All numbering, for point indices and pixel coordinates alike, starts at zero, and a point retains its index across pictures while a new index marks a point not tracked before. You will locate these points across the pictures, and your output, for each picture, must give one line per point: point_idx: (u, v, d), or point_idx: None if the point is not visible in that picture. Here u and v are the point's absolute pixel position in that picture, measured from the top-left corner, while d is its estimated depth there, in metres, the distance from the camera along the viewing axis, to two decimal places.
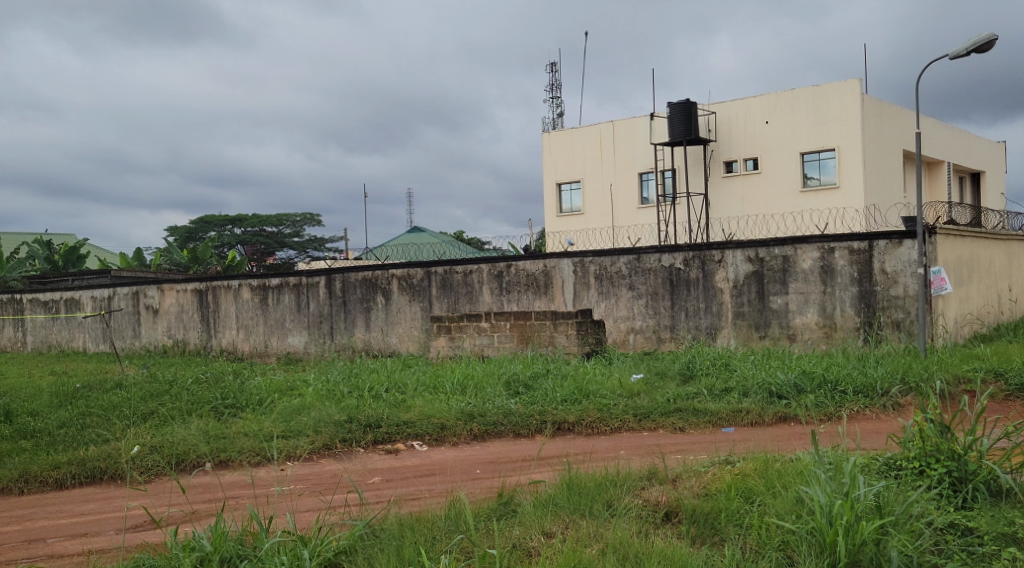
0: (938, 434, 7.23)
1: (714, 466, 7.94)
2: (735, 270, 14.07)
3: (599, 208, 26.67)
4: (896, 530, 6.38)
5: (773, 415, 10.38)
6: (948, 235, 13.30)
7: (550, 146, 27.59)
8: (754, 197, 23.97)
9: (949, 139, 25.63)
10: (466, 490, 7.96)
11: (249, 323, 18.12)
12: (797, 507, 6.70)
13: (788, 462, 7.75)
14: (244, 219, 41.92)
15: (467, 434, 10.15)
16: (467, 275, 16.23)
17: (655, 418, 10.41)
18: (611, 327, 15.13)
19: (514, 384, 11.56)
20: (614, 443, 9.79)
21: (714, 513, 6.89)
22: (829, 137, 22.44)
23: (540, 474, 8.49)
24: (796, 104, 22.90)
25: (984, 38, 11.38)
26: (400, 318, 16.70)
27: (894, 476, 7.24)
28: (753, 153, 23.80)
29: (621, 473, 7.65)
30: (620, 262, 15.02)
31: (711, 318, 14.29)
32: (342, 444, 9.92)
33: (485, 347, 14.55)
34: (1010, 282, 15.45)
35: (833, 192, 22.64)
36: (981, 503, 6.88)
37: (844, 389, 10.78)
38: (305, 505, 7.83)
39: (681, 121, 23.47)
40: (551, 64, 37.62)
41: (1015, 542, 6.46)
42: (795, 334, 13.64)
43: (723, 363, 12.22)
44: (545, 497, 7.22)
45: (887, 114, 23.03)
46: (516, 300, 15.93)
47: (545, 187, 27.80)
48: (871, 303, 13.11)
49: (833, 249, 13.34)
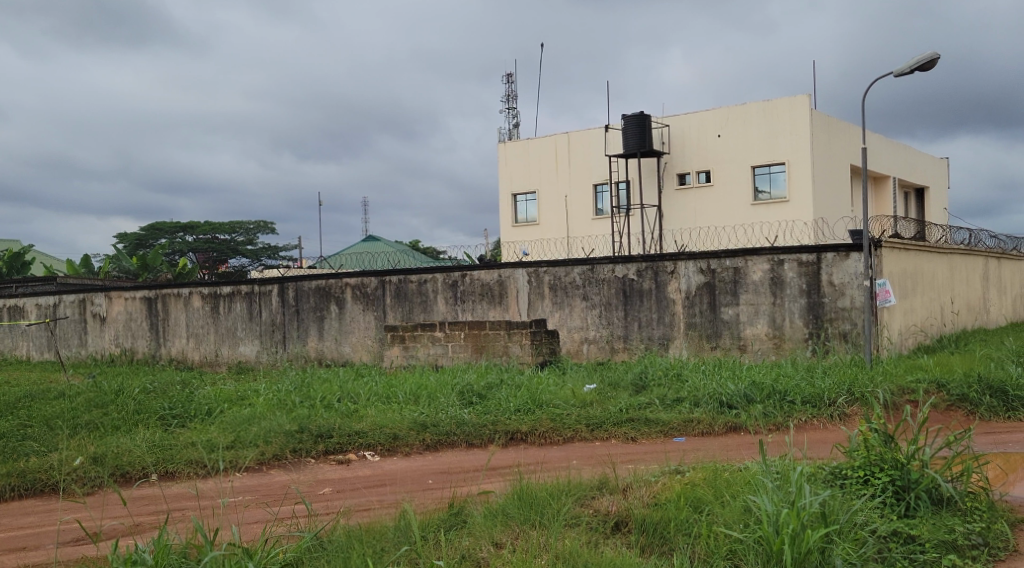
0: (882, 443, 7.40)
1: (663, 476, 8.01)
2: (687, 280, 14.24)
3: (554, 218, 26.79)
4: (841, 539, 6.49)
5: (723, 425, 10.51)
6: (893, 249, 13.57)
7: (506, 156, 27.68)
8: (706, 209, 24.25)
9: (895, 155, 26.19)
10: (417, 500, 7.95)
11: (200, 331, 17.91)
12: (745, 516, 6.80)
13: (737, 471, 7.86)
14: (196, 226, 41.36)
15: (420, 444, 10.14)
16: (422, 284, 16.21)
17: (608, 427, 10.48)
18: (566, 337, 15.21)
19: (467, 394, 11.56)
20: (566, 453, 9.86)
21: (663, 522, 6.95)
22: (780, 151, 22.81)
23: (490, 484, 8.49)
24: (748, 119, 23.26)
25: (927, 57, 11.66)
26: (354, 327, 16.61)
27: (839, 485, 7.35)
28: (705, 166, 24.10)
29: (572, 482, 7.71)
30: (574, 272, 15.11)
31: (664, 328, 14.42)
32: (292, 454, 9.84)
33: (439, 356, 14.54)
34: (953, 295, 15.81)
35: (783, 205, 22.99)
36: (923, 511, 7.03)
37: (793, 399, 10.94)
38: (252, 517, 7.77)
39: (635, 133, 23.72)
40: (506, 76, 37.84)
41: (955, 551, 6.65)
42: (745, 345, 13.83)
43: (675, 373, 12.33)
44: (495, 506, 7.24)
45: (836, 129, 23.47)
46: (470, 310, 15.95)
47: (501, 197, 27.86)
48: (819, 314, 13.33)
49: (783, 260, 13.56)
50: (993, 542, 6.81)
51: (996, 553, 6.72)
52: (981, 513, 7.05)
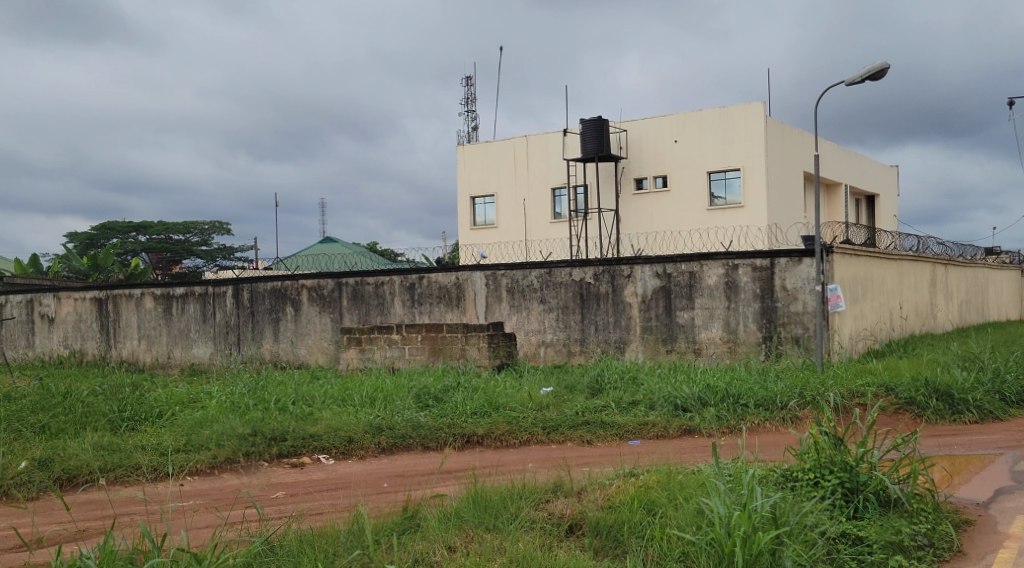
0: (832, 446, 7.52)
1: (617, 479, 8.06)
2: (643, 284, 14.34)
3: (512, 221, 26.83)
4: (791, 540, 6.56)
5: (678, 428, 10.61)
6: (844, 254, 13.80)
7: (464, 158, 27.67)
8: (662, 214, 24.45)
9: (846, 162, 26.64)
10: (372, 504, 7.91)
11: (152, 333, 17.67)
12: (698, 519, 6.86)
13: (690, 474, 7.93)
14: (150, 226, 40.81)
15: (375, 447, 10.10)
16: (379, 286, 16.14)
17: (564, 430, 10.52)
18: (523, 340, 15.24)
19: (423, 397, 11.53)
20: (521, 455, 9.89)
21: (617, 525, 7.00)
22: (735, 157, 23.09)
23: (445, 488, 8.47)
24: (704, 124, 23.50)
25: (877, 66, 11.88)
26: (309, 329, 16.49)
27: (790, 487, 7.45)
28: (662, 171, 24.29)
29: (527, 486, 7.72)
30: (531, 276, 15.15)
31: (620, 331, 14.51)
32: (245, 457, 9.74)
33: (395, 359, 14.49)
34: (901, 301, 16.12)
35: (738, 210, 23.26)
36: (871, 513, 7.15)
37: (746, 402, 11.06)
38: (203, 522, 7.68)
39: (593, 137, 23.86)
40: (466, 78, 37.84)
41: (902, 551, 6.78)
42: (700, 348, 13.97)
43: (631, 377, 12.40)
44: (449, 510, 7.24)
45: (789, 136, 23.81)
46: (427, 313, 15.92)
47: (459, 199, 27.83)
48: (772, 319, 13.50)
49: (737, 265, 13.72)
50: (938, 543, 6.93)
51: (941, 554, 6.82)
52: (927, 514, 7.22)
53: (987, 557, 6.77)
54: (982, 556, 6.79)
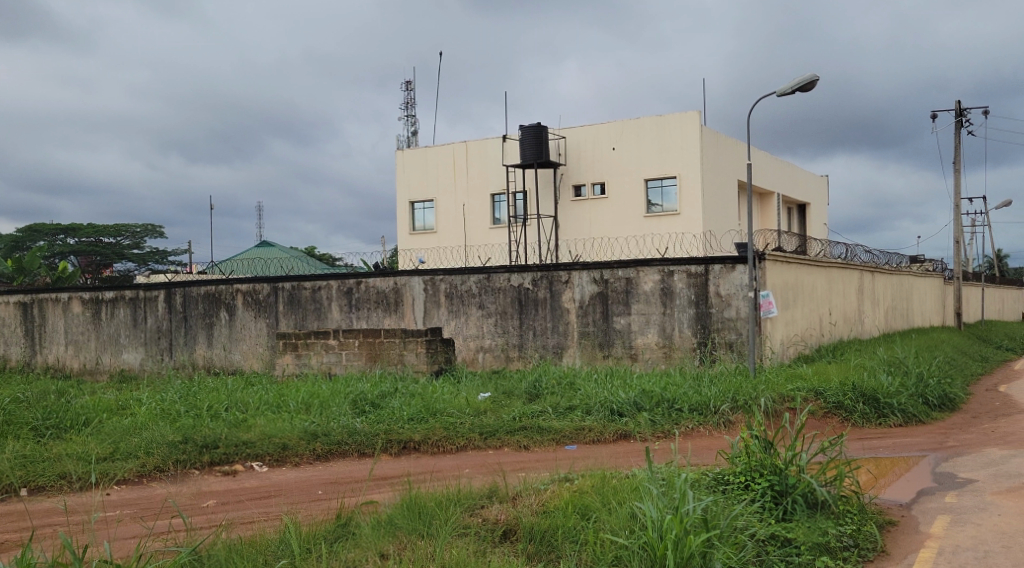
0: (762, 449, 7.68)
1: (553, 484, 8.11)
2: (581, 290, 14.46)
3: (451, 226, 26.80)
4: (721, 543, 6.67)
5: (614, 433, 10.70)
6: (775, 262, 14.08)
7: (403, 164, 27.58)
8: (600, 220, 24.64)
9: (778, 171, 27.19)
10: (304, 512, 7.84)
11: (80, 338, 17.27)
12: (630, 523, 6.93)
13: (624, 478, 8.02)
14: (79, 229, 39.86)
15: (310, 454, 10.01)
16: (315, 291, 16.00)
17: (501, 436, 10.54)
18: (461, 345, 15.23)
19: (360, 403, 11.45)
20: (458, 461, 9.89)
21: (552, 530, 7.05)
22: (671, 165, 23.41)
23: (379, 495, 8.43)
24: (641, 132, 23.80)
25: (806, 78, 12.18)
26: (244, 334, 16.27)
27: (721, 490, 7.58)
28: (600, 178, 24.51)
29: (462, 492, 7.73)
30: (470, 281, 15.15)
31: (558, 337, 14.60)
32: (175, 466, 9.58)
33: (332, 365, 14.38)
34: (830, 307, 16.49)
35: (674, 217, 23.57)
36: (800, 515, 7.29)
37: (680, 407, 11.23)
38: (127, 533, 7.54)
39: (532, 144, 23.96)
40: (406, 83, 37.76)
41: (828, 552, 6.95)
42: (636, 353, 14.12)
43: (568, 383, 12.48)
44: (383, 516, 7.21)
45: (724, 145, 24.22)
46: (365, 318, 15.82)
47: (398, 204, 27.71)
48: (706, 324, 13.71)
49: (673, 272, 13.91)
50: (863, 543, 7.11)
51: (864, 554, 7.00)
52: (852, 516, 7.41)
53: (909, 556, 6.94)
54: (904, 556, 6.96)
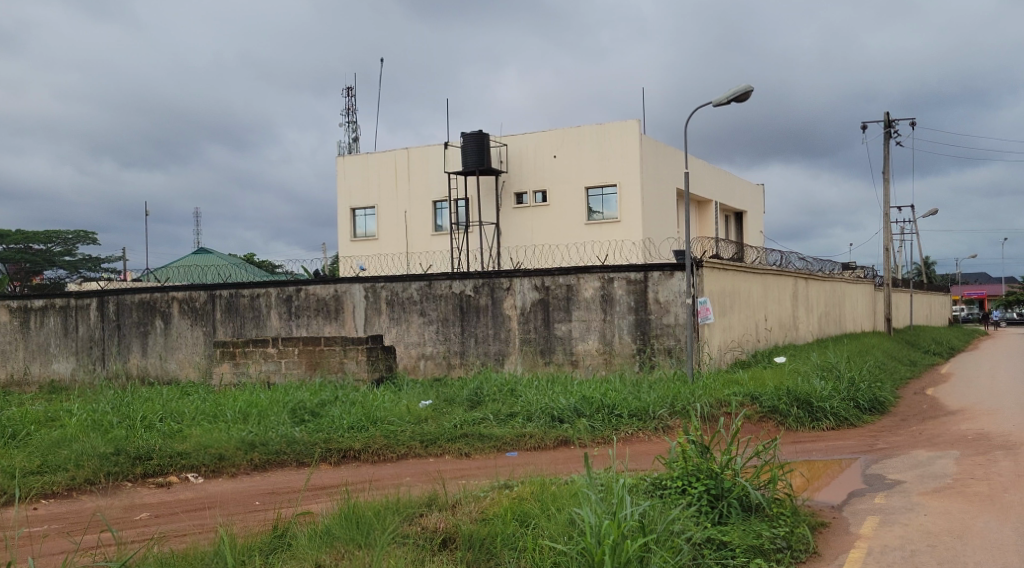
0: (699, 454, 7.79)
1: (492, 491, 8.12)
2: (522, 297, 14.49)
3: (392, 233, 26.68)
4: (658, 548, 6.73)
5: (554, 439, 10.76)
6: (713, 269, 14.30)
7: (344, 170, 27.38)
8: (542, 227, 24.72)
9: (715, 180, 27.62)
10: (240, 524, 7.74)
11: (7, 348, 16.90)
12: (569, 529, 6.98)
13: (564, 484, 8.07)
14: (7, 235, 38.79)
15: (248, 465, 9.90)
16: (254, 299, 15.81)
17: (442, 443, 10.53)
18: (402, 352, 15.17)
19: (299, 412, 11.34)
20: (398, 469, 9.85)
21: (491, 538, 7.06)
22: (611, 173, 23.65)
23: (317, 505, 8.35)
24: (581, 140, 23.99)
25: (741, 89, 12.42)
26: (180, 343, 16.01)
27: (659, 495, 7.66)
28: (541, 186, 24.62)
29: (401, 501, 7.70)
30: (411, 288, 15.13)
31: (500, 343, 14.62)
32: (106, 478, 9.40)
33: (271, 373, 14.20)
34: (766, 313, 16.79)
35: (614, 225, 23.79)
36: (735, 518, 7.42)
37: (620, 413, 11.32)
38: (53, 548, 7.38)
39: (473, 151, 24.01)
40: (348, 89, 37.54)
41: (762, 554, 7.08)
42: (577, 360, 14.21)
43: (509, 389, 12.51)
44: (320, 527, 7.16)
45: (663, 153, 24.55)
46: (305, 325, 15.67)
47: (338, 211, 27.49)
48: (646, 331, 13.87)
49: (612, 279, 14.03)
50: (796, 545, 7.25)
51: (797, 555, 7.15)
52: (785, 518, 7.57)
53: (839, 557, 7.10)
54: (835, 556, 7.12)
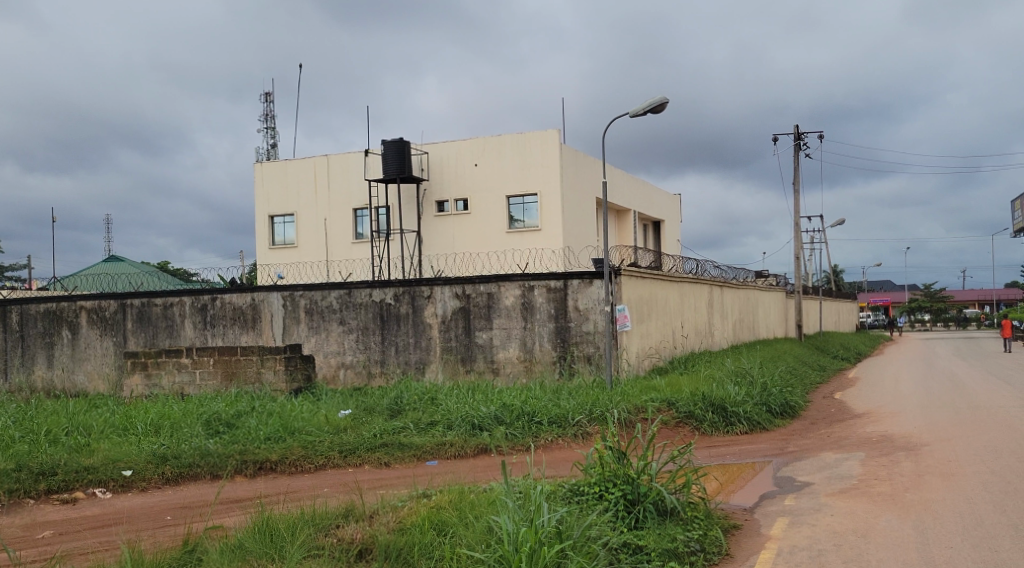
0: (615, 460, 7.86)
1: (410, 501, 8.08)
2: (443, 305, 14.44)
3: (312, 241, 26.34)
4: (574, 553, 6.77)
5: (474, 447, 10.76)
6: (630, 276, 14.50)
7: (262, 177, 26.92)
8: (463, 236, 24.68)
9: (633, 190, 28.02)
10: (149, 539, 7.54)
11: None
12: (487, 536, 6.97)
13: (482, 492, 8.06)
14: None
15: (159, 478, 9.65)
16: (167, 308, 15.45)
17: (361, 453, 10.43)
18: (322, 362, 14.99)
19: (214, 423, 11.10)
20: (315, 481, 9.72)
21: (408, 548, 7.00)
22: (532, 182, 23.82)
23: (229, 519, 8.18)
24: (502, 149, 24.10)
25: (657, 100, 12.63)
26: (88, 353, 15.59)
27: (577, 501, 7.72)
28: (462, 194, 24.60)
29: (317, 512, 7.60)
30: (331, 297, 14.95)
31: (420, 352, 14.54)
32: (7, 497, 9.12)
33: (185, 385, 13.89)
34: (682, 320, 17.07)
35: (534, 233, 23.96)
36: (650, 522, 7.50)
37: (539, 420, 11.38)
38: None
39: (394, 159, 23.88)
40: (266, 94, 36.99)
41: (676, 557, 7.18)
42: (498, 368, 14.21)
43: (429, 398, 12.45)
44: (232, 541, 7.02)
45: (582, 163, 24.82)
46: (220, 335, 15.38)
47: (256, 218, 27.02)
48: (565, 338, 13.97)
49: (533, 287, 14.10)
50: (708, 547, 7.38)
51: (710, 557, 7.27)
52: (699, 521, 7.68)
53: (751, 558, 7.26)
54: (746, 557, 7.28)
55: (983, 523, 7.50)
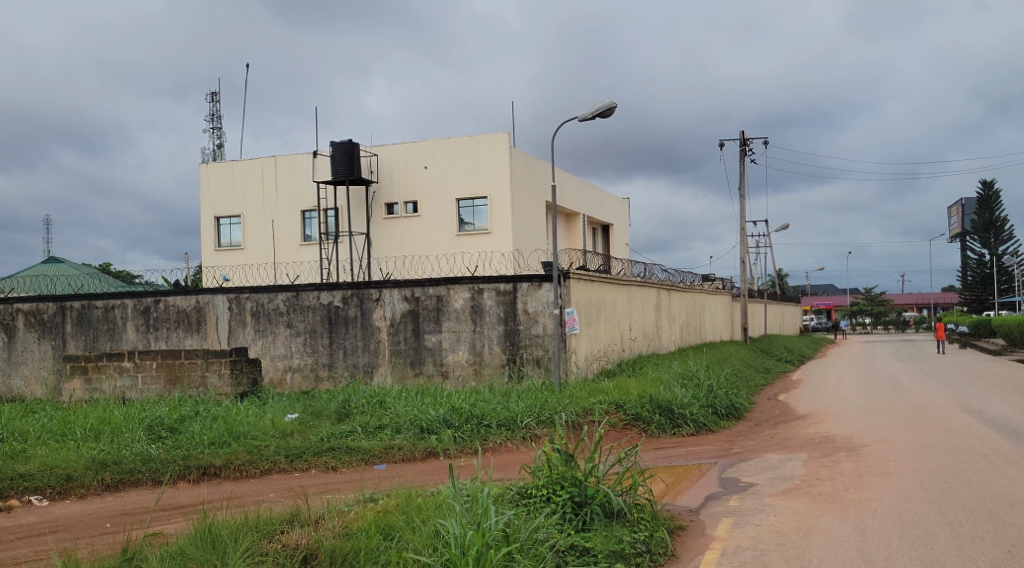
0: (563, 462, 7.87)
1: (357, 505, 8.01)
2: (391, 308, 14.36)
3: (258, 243, 26.02)
4: (520, 556, 6.78)
5: (422, 450, 10.69)
6: (580, 279, 14.55)
7: (208, 178, 26.54)
8: (412, 239, 24.55)
9: (582, 193, 28.16)
10: (86, 548, 7.39)
11: None
12: (434, 540, 6.93)
13: (429, 496, 8.01)
14: None
15: (98, 485, 9.45)
16: (108, 310, 15.17)
17: (307, 458, 10.31)
18: (268, 365, 14.82)
19: (156, 428, 10.90)
20: (261, 486, 9.60)
21: (353, 552, 6.93)
22: (482, 185, 23.82)
23: (170, 526, 8.03)
24: (452, 152, 24.06)
25: (605, 105, 12.72)
26: (26, 358, 15.29)
27: (524, 503, 7.73)
28: (412, 196, 24.48)
29: (261, 517, 7.50)
30: (278, 299, 14.79)
31: (369, 355, 14.42)
32: None
33: (127, 389, 13.62)
34: (630, 323, 17.18)
35: (484, 236, 23.95)
36: (597, 524, 7.53)
37: (488, 423, 11.36)
38: None
39: (343, 161, 23.69)
40: (212, 94, 36.49)
41: (623, 559, 7.20)
42: (447, 371, 14.15)
43: (378, 401, 12.36)
44: (174, 548, 6.91)
45: (531, 166, 24.88)
46: (164, 338, 15.14)
47: (202, 219, 26.62)
48: (515, 341, 13.97)
49: (482, 290, 14.07)
50: (655, 548, 7.42)
51: (656, 559, 7.32)
52: (645, 523, 7.71)
53: (696, 558, 7.32)
54: (691, 558, 7.34)
55: (920, 521, 7.66)
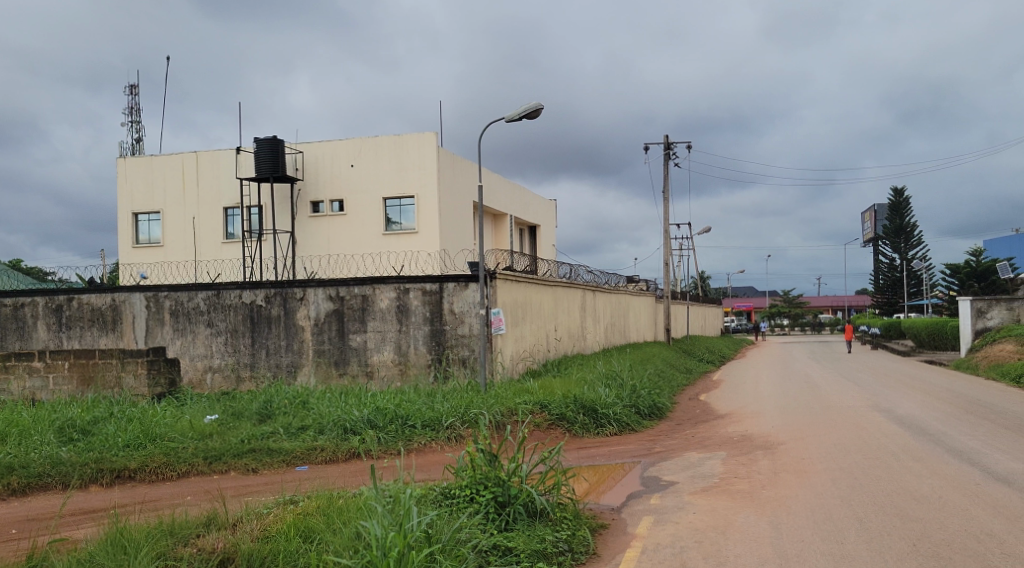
0: (487, 462, 7.84)
1: (276, 507, 7.86)
2: (316, 307, 14.14)
3: (178, 240, 25.42)
4: (442, 557, 6.74)
5: (345, 451, 10.55)
6: (506, 279, 14.56)
7: (125, 172, 25.81)
8: (338, 237, 24.26)
9: (509, 194, 28.18)
10: None
11: None
12: (355, 542, 6.80)
13: (351, 497, 7.91)
14: None
15: (4, 490, 9.15)
16: (18, 309, 14.78)
17: (227, 459, 10.09)
18: (187, 366, 14.49)
19: (68, 430, 10.56)
20: (179, 488, 9.37)
21: (272, 556, 6.81)
22: (409, 184, 23.68)
23: (79, 531, 7.79)
24: (379, 150, 23.87)
25: (532, 106, 12.76)
26: None
27: (448, 504, 7.68)
28: (338, 195, 24.21)
29: (176, 521, 7.32)
30: (198, 298, 14.46)
31: (292, 355, 14.20)
32: None
33: (37, 390, 13.16)
34: (555, 324, 17.25)
35: (411, 236, 23.80)
36: (520, 524, 7.54)
37: (413, 423, 11.27)
38: None
39: (267, 158, 23.31)
40: (132, 86, 35.58)
41: (544, 558, 7.20)
42: (372, 371, 14.00)
43: (301, 402, 12.16)
44: (82, 554, 6.70)
45: (459, 166, 24.82)
46: (78, 338, 14.78)
47: (118, 215, 25.86)
48: (440, 341, 13.90)
49: (408, 290, 13.97)
50: (576, 547, 7.43)
51: (577, 557, 7.32)
52: (567, 522, 7.74)
53: (616, 556, 7.36)
54: (612, 556, 7.37)
55: (831, 518, 7.84)
